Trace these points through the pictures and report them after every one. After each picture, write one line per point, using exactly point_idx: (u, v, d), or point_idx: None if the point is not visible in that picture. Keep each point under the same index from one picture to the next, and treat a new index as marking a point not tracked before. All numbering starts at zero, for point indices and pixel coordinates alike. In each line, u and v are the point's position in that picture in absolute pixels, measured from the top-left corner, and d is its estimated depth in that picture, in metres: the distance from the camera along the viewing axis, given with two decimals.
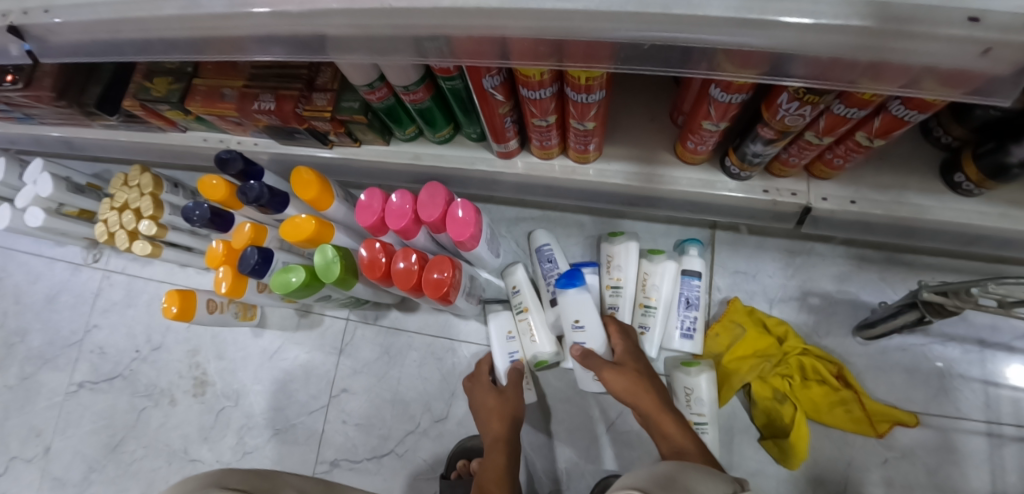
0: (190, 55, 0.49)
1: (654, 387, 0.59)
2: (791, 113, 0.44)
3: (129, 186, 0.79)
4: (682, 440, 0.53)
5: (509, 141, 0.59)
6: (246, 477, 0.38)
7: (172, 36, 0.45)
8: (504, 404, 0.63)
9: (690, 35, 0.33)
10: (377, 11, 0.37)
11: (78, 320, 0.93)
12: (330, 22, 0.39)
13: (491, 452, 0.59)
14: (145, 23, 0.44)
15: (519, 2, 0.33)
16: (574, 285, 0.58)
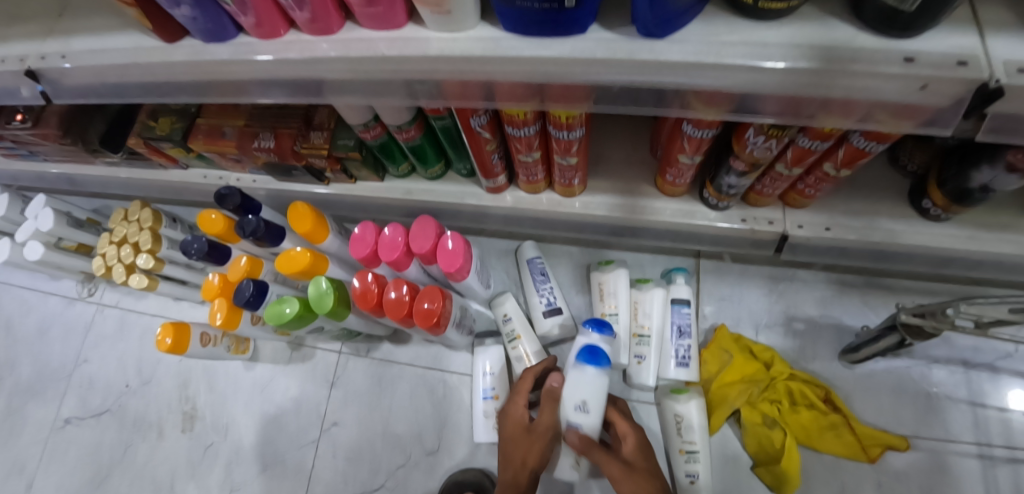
0: (196, 97, 0.52)
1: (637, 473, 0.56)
2: (758, 146, 0.47)
3: (128, 221, 0.81)
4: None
5: (497, 176, 0.62)
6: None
7: (179, 79, 0.49)
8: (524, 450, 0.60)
9: (657, 77, 0.36)
10: (371, 59, 0.40)
11: (69, 353, 0.93)
12: (327, 68, 0.42)
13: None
14: (155, 68, 0.47)
15: (501, 51, 0.36)
16: (595, 363, 0.54)
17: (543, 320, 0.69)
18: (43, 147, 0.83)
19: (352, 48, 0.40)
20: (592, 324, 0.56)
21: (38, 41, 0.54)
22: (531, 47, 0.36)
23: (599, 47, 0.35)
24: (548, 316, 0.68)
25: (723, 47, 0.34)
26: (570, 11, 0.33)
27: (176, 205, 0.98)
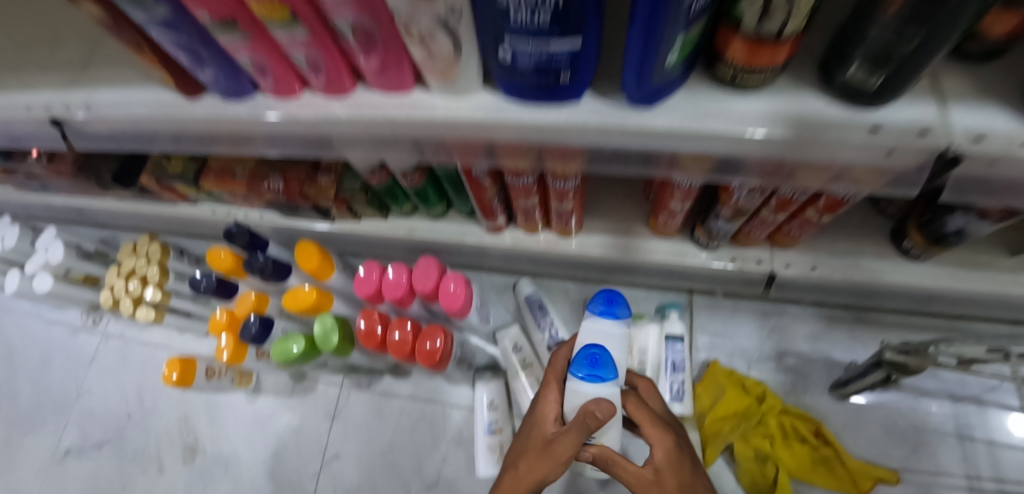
0: (213, 146, 0.54)
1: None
2: (744, 196, 0.50)
3: (136, 254, 0.83)
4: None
5: (497, 217, 0.65)
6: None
7: (198, 130, 0.52)
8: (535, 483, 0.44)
9: (648, 141, 0.39)
10: (383, 119, 0.43)
11: (71, 384, 0.94)
12: (340, 126, 0.45)
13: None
14: (176, 119, 0.50)
15: (504, 116, 0.39)
16: (599, 376, 0.45)
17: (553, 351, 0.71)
18: (52, 180, 0.86)
19: (364, 110, 0.43)
20: (597, 311, 0.53)
21: (63, 89, 0.56)
22: (530, 114, 0.39)
23: (593, 114, 0.39)
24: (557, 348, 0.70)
25: (707, 116, 0.37)
26: (566, 84, 0.37)
27: (181, 236, 1.00)
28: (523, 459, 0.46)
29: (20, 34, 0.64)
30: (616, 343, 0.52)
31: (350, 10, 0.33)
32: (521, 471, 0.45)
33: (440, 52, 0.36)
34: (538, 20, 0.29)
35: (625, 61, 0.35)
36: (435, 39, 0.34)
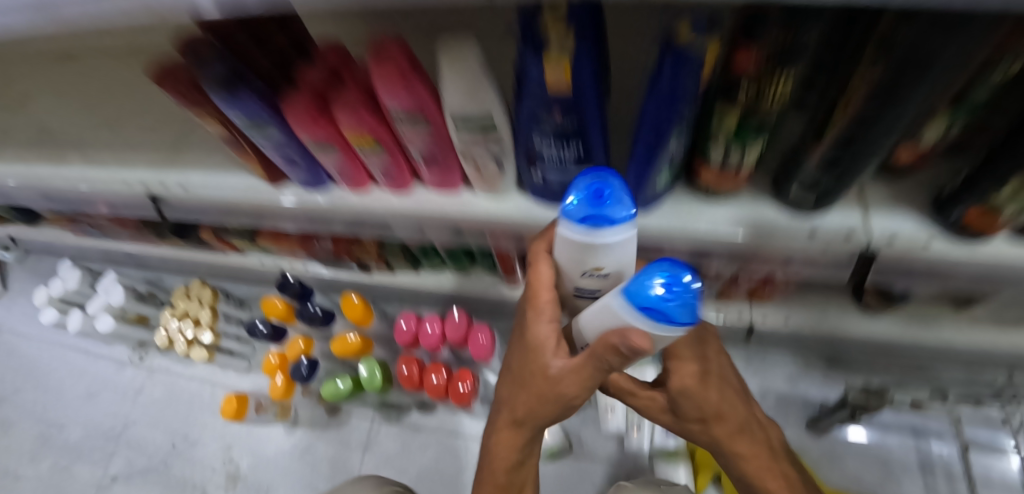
0: (288, 219, 0.66)
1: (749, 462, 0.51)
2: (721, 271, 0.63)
3: (188, 298, 0.93)
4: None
5: (516, 275, 0.76)
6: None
7: (279, 208, 0.63)
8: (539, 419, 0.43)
9: (646, 235, 0.51)
10: (439, 211, 0.55)
11: (118, 415, 1.02)
12: (402, 213, 0.56)
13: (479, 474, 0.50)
14: (263, 200, 0.62)
15: (535, 215, 0.51)
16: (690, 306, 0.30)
17: None
18: (111, 228, 0.97)
19: (424, 204, 0.55)
20: (578, 219, 0.32)
21: (158, 169, 0.67)
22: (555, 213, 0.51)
23: None
24: None
25: (689, 220, 0.50)
26: None
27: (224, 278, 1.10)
28: (522, 398, 0.42)
29: (117, 117, 0.76)
30: (616, 253, 0.34)
31: (425, 145, 0.46)
32: (521, 408, 0.43)
33: (488, 171, 0.49)
34: (567, 158, 0.43)
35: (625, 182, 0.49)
36: (486, 164, 0.47)
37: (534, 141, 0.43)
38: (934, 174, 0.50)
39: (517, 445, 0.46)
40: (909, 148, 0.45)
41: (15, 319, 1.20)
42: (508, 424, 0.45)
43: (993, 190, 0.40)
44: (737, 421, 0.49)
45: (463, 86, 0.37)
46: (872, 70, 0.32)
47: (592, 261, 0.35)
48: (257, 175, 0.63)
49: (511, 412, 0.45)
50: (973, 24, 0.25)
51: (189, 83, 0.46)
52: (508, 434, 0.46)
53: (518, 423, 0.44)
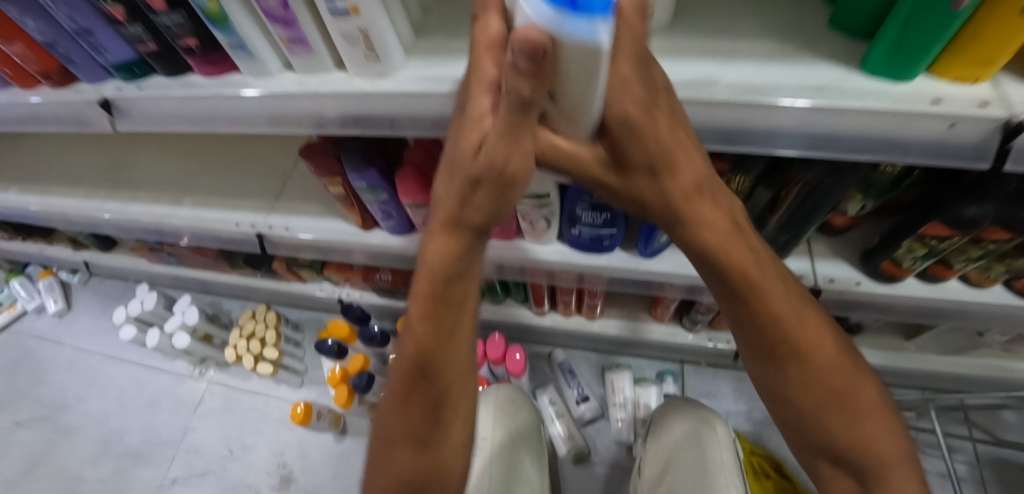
0: (368, 256, 0.84)
1: (742, 272, 0.38)
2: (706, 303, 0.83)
3: (255, 319, 1.10)
4: (835, 361, 0.40)
5: (544, 305, 0.95)
6: (504, 408, 0.84)
7: (366, 247, 0.81)
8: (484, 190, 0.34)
9: (653, 275, 0.71)
10: (499, 254, 0.76)
11: (177, 423, 1.13)
12: None
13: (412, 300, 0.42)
14: (357, 242, 0.80)
15: (568, 260, 0.73)
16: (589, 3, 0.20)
17: (576, 406, 1.00)
18: (190, 257, 1.11)
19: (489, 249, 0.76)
20: None
21: (264, 213, 0.86)
22: (584, 258, 0.73)
23: (617, 256, 0.72)
24: (580, 403, 1.00)
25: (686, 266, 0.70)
26: (606, 244, 0.70)
27: (280, 305, 1.26)
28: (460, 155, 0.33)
29: (226, 170, 0.95)
30: None
31: None
32: (460, 166, 0.33)
33: (538, 225, 0.68)
34: (599, 221, 0.64)
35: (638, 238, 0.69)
36: (538, 222, 0.67)
37: (576, 209, 0.63)
38: (865, 234, 0.69)
39: (451, 240, 0.38)
40: (841, 216, 0.64)
41: (77, 334, 1.32)
42: (445, 218, 0.37)
43: (897, 250, 0.59)
44: (715, 216, 0.37)
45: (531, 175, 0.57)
46: (802, 166, 0.54)
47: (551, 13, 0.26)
48: (348, 221, 0.82)
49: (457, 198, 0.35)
50: (849, 166, 0.49)
51: (327, 155, 0.64)
52: (441, 234, 0.38)
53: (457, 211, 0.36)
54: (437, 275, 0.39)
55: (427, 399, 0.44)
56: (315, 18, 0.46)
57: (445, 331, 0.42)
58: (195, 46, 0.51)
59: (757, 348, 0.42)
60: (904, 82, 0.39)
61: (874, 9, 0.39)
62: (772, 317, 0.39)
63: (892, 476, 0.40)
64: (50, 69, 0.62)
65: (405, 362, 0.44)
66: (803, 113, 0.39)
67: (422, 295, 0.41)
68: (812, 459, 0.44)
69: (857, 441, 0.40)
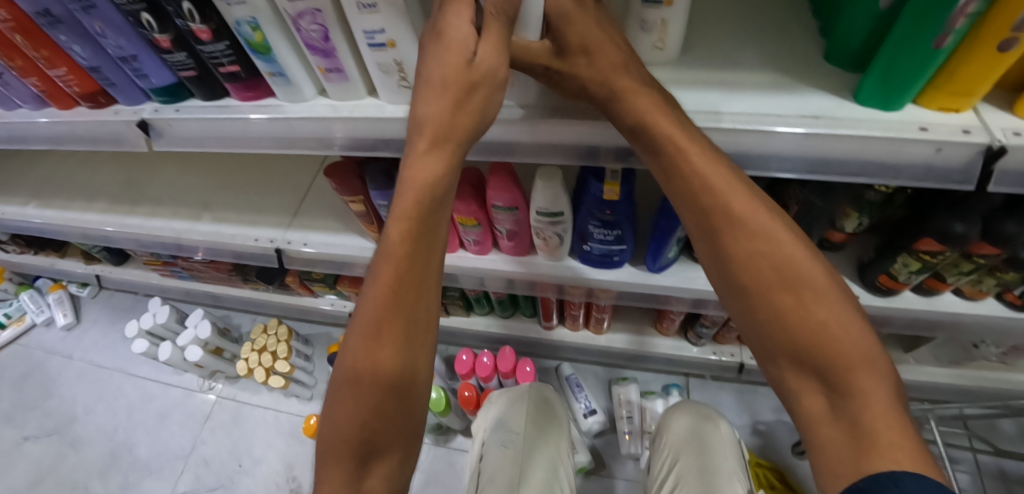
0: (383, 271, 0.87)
1: (693, 169, 0.43)
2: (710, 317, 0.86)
3: (267, 334, 1.11)
4: (807, 269, 0.40)
5: (552, 320, 0.97)
6: (536, 406, 0.86)
7: None
8: (450, 136, 0.40)
9: (664, 289, 0.74)
10: (510, 269, 0.79)
11: (187, 437, 1.14)
12: (483, 270, 0.80)
13: (376, 262, 0.39)
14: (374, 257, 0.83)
15: (578, 276, 0.76)
16: None
17: (583, 419, 1.02)
18: (203, 271, 1.13)
19: (501, 264, 0.79)
20: None
21: (282, 229, 0.89)
22: (595, 273, 0.76)
23: (625, 272, 0.75)
24: (588, 416, 1.01)
25: (693, 280, 0.73)
26: (616, 260, 0.73)
27: (291, 319, 1.28)
28: (427, 111, 0.40)
29: (243, 187, 0.98)
30: None
31: (511, 225, 0.69)
32: (430, 117, 0.40)
33: (551, 241, 0.71)
34: (610, 237, 0.66)
35: (647, 254, 0.72)
36: (551, 239, 0.70)
37: (588, 226, 0.66)
38: (859, 247, 0.73)
39: (420, 186, 0.39)
40: (839, 232, 0.66)
41: (86, 348, 1.33)
42: (411, 174, 0.39)
43: (893, 263, 0.62)
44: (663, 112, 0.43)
45: (548, 193, 0.60)
46: (798, 187, 0.60)
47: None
48: (365, 237, 0.85)
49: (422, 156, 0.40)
50: (839, 185, 0.55)
51: (351, 174, 0.68)
52: (410, 186, 0.39)
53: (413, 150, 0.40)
54: (414, 227, 0.39)
55: (384, 365, 0.38)
56: (351, 49, 0.50)
57: (413, 289, 0.39)
58: (237, 71, 0.55)
59: (727, 257, 0.43)
60: (894, 111, 0.43)
61: (864, 44, 0.44)
62: (725, 213, 0.43)
63: (863, 383, 0.36)
64: (91, 90, 0.66)
65: (361, 325, 0.39)
66: (800, 139, 0.43)
67: (389, 256, 0.39)
68: (791, 379, 0.40)
69: (826, 343, 0.37)
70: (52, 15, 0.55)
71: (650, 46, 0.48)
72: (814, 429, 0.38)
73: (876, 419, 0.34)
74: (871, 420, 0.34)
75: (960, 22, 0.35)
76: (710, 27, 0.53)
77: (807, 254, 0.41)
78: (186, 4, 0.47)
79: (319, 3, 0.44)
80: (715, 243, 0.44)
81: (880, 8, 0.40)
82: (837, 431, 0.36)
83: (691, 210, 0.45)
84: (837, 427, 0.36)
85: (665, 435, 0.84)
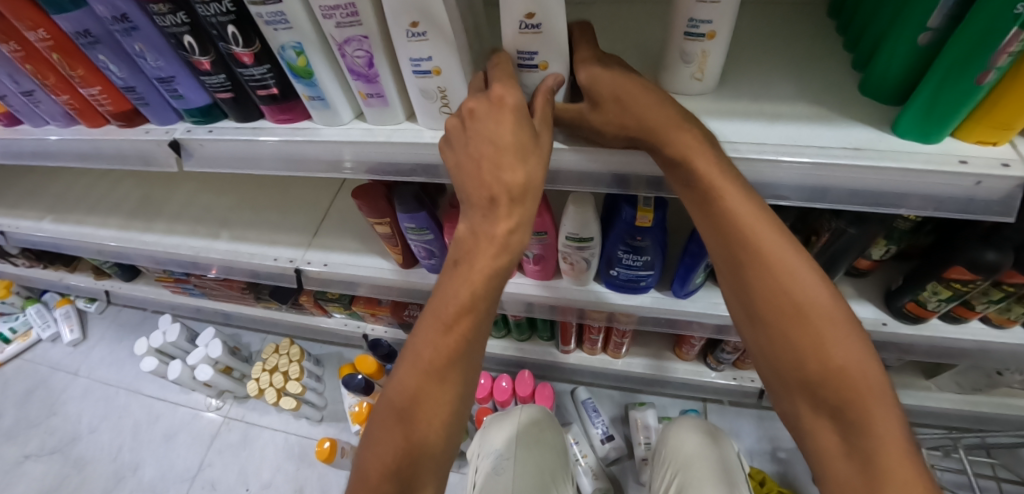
0: (403, 293, 0.87)
1: (735, 215, 0.41)
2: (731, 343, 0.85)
3: (279, 353, 1.11)
4: (837, 317, 0.40)
5: (570, 344, 0.97)
6: (526, 429, 0.85)
7: (404, 284, 0.84)
8: (524, 197, 0.41)
9: (688, 314, 0.74)
10: (533, 293, 0.79)
11: (193, 458, 1.12)
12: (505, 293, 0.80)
13: (446, 318, 0.42)
14: (396, 279, 0.83)
15: (602, 301, 0.76)
16: None
17: (601, 444, 1.01)
18: (216, 289, 1.12)
19: (524, 287, 0.79)
20: None
21: (302, 249, 0.89)
22: (619, 298, 0.75)
23: (649, 297, 0.75)
24: (604, 441, 1.01)
25: (719, 306, 0.73)
26: (642, 285, 0.73)
27: (303, 340, 1.28)
28: (506, 174, 0.40)
29: (262, 206, 0.99)
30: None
31: (538, 249, 0.69)
32: (511, 181, 0.40)
33: (578, 266, 0.71)
34: (637, 263, 0.67)
35: (673, 281, 0.72)
36: (578, 263, 0.70)
37: (616, 252, 0.67)
38: (886, 276, 0.73)
39: (506, 252, 0.42)
40: (865, 260, 0.68)
41: (92, 365, 1.32)
42: (500, 239, 0.41)
43: (921, 291, 0.62)
44: (700, 149, 0.41)
45: (578, 218, 0.61)
46: (830, 216, 0.59)
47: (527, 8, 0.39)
48: (387, 259, 0.85)
49: (504, 219, 0.41)
50: (870, 218, 0.55)
51: (380, 197, 0.68)
52: (491, 246, 0.41)
53: (494, 212, 0.41)
54: (492, 290, 0.42)
55: (441, 405, 0.43)
56: (394, 76, 0.51)
57: (477, 341, 0.43)
58: (277, 93, 0.55)
59: (753, 296, 0.43)
60: (933, 144, 0.44)
61: (901, 80, 0.45)
62: (750, 253, 0.42)
63: (884, 430, 0.37)
64: (123, 109, 0.65)
65: (422, 365, 0.43)
66: (803, 169, 0.45)
67: (466, 313, 0.42)
68: (805, 414, 0.42)
69: (848, 391, 0.39)
70: (91, 35, 0.54)
71: (689, 76, 0.49)
72: (828, 461, 0.40)
73: (892, 465, 0.36)
74: (885, 465, 0.37)
75: (1003, 60, 0.36)
76: (743, 64, 0.55)
77: (833, 300, 0.40)
78: (232, 28, 0.47)
79: (367, 30, 0.45)
80: (740, 279, 0.43)
81: (920, 43, 0.41)
82: (851, 469, 0.38)
83: (728, 250, 0.44)
84: (850, 464, 0.39)
85: (660, 454, 0.86)
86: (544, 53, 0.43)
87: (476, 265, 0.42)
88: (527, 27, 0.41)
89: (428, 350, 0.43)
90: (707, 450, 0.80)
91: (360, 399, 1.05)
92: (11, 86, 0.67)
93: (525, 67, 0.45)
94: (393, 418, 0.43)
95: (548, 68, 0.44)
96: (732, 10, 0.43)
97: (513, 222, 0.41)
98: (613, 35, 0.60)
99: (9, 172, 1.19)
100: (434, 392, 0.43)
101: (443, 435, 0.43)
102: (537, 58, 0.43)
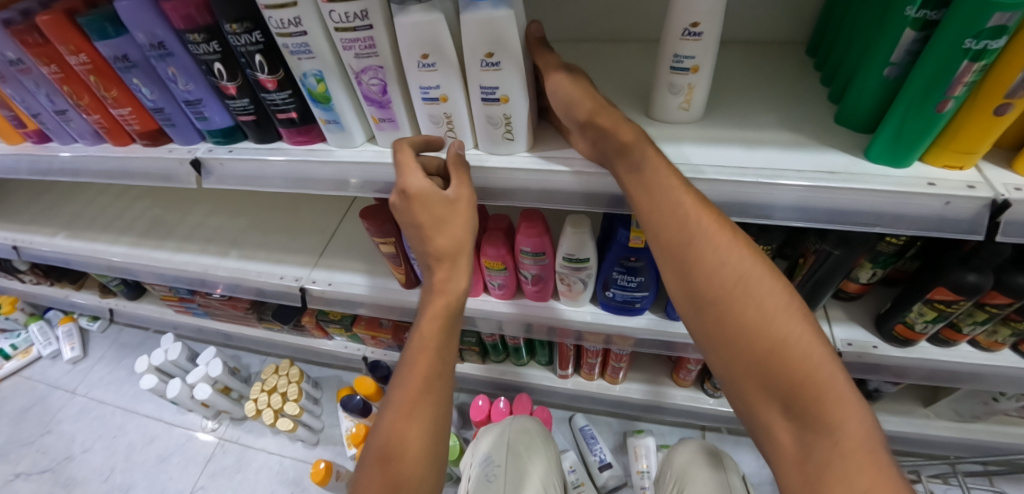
0: (404, 314, 0.89)
1: (675, 199, 0.43)
2: None
3: (278, 374, 1.12)
4: (774, 299, 0.41)
5: (567, 369, 0.98)
6: (517, 438, 0.85)
7: (405, 304, 0.86)
8: (458, 256, 0.53)
9: (683, 337, 0.75)
10: (532, 314, 0.80)
11: (185, 481, 1.11)
12: (503, 313, 0.82)
13: (411, 353, 0.51)
14: (398, 298, 0.85)
15: (600, 322, 0.77)
16: None
17: (600, 473, 0.99)
18: (220, 309, 1.13)
19: (523, 307, 0.80)
20: None
21: (308, 268, 0.91)
22: (616, 320, 0.77)
23: (646, 319, 0.76)
24: (602, 470, 0.99)
25: None
26: (637, 307, 0.75)
27: (304, 362, 1.29)
28: (433, 243, 0.52)
29: (270, 228, 1.02)
30: None
31: (536, 270, 0.71)
32: (440, 246, 0.52)
33: (574, 288, 0.73)
34: (632, 284, 0.69)
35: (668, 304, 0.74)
36: (575, 285, 0.72)
37: (612, 273, 0.69)
38: (876, 300, 0.75)
39: (447, 295, 0.53)
40: (853, 283, 0.70)
41: (91, 384, 1.32)
42: (439, 286, 0.53)
43: (908, 312, 0.63)
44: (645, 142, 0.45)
45: (575, 240, 0.64)
46: (815, 239, 0.62)
47: (491, 45, 0.44)
48: (389, 280, 0.87)
49: (439, 272, 0.53)
50: (856, 241, 0.57)
51: (385, 217, 0.71)
52: (437, 295, 0.53)
53: (431, 270, 0.53)
54: (442, 324, 0.52)
55: (419, 437, 0.47)
56: (405, 102, 0.55)
57: (437, 379, 0.50)
58: (295, 118, 0.60)
59: (696, 281, 0.43)
60: (903, 168, 0.47)
61: (872, 110, 0.49)
62: (692, 242, 0.43)
63: (832, 419, 0.38)
64: (150, 130, 0.70)
65: (401, 402, 0.49)
66: (783, 192, 0.48)
67: (422, 349, 0.51)
68: (759, 411, 0.42)
69: (796, 379, 0.39)
70: (129, 60, 0.59)
71: (676, 107, 0.54)
72: (782, 467, 0.40)
73: (847, 459, 0.37)
74: (837, 459, 0.37)
75: (959, 90, 0.40)
76: (726, 98, 0.60)
77: (774, 283, 0.42)
78: (259, 57, 0.52)
79: (382, 60, 0.50)
80: (684, 273, 0.44)
81: (886, 77, 0.46)
82: (801, 470, 0.39)
83: (668, 236, 0.44)
84: (803, 465, 0.39)
85: (665, 473, 0.85)
86: (509, 84, 0.48)
87: (428, 311, 0.52)
88: (488, 65, 0.46)
89: (404, 389, 0.49)
90: (707, 459, 0.81)
91: (358, 421, 1.05)
92: (46, 106, 0.72)
93: (488, 101, 0.49)
94: (376, 461, 0.47)
95: (508, 101, 0.49)
96: (712, 47, 0.48)
97: (447, 272, 0.53)
98: (606, 72, 0.65)
99: (29, 191, 1.23)
100: (409, 429, 0.48)
101: (421, 475, 0.47)
102: (499, 92, 0.48)
